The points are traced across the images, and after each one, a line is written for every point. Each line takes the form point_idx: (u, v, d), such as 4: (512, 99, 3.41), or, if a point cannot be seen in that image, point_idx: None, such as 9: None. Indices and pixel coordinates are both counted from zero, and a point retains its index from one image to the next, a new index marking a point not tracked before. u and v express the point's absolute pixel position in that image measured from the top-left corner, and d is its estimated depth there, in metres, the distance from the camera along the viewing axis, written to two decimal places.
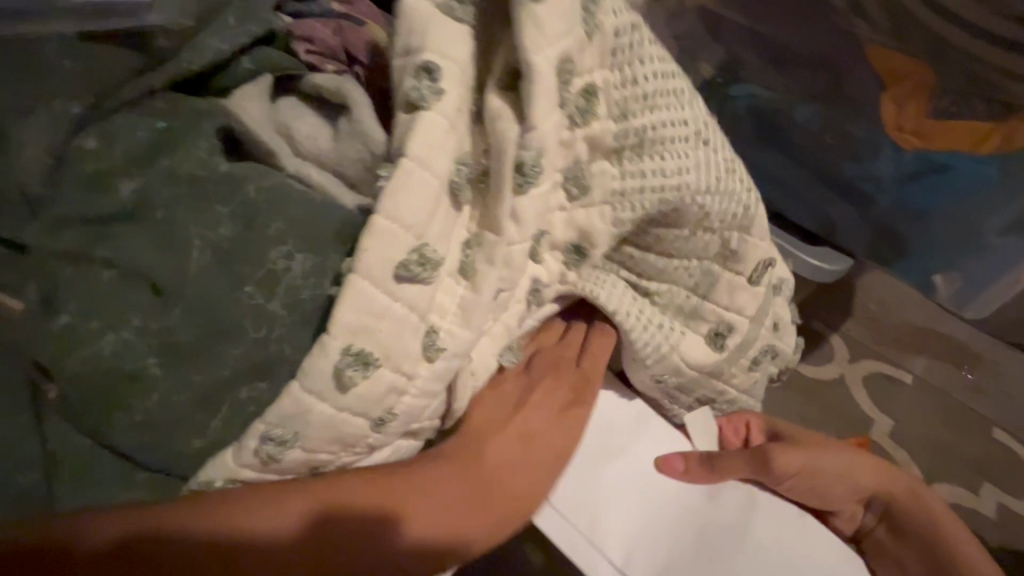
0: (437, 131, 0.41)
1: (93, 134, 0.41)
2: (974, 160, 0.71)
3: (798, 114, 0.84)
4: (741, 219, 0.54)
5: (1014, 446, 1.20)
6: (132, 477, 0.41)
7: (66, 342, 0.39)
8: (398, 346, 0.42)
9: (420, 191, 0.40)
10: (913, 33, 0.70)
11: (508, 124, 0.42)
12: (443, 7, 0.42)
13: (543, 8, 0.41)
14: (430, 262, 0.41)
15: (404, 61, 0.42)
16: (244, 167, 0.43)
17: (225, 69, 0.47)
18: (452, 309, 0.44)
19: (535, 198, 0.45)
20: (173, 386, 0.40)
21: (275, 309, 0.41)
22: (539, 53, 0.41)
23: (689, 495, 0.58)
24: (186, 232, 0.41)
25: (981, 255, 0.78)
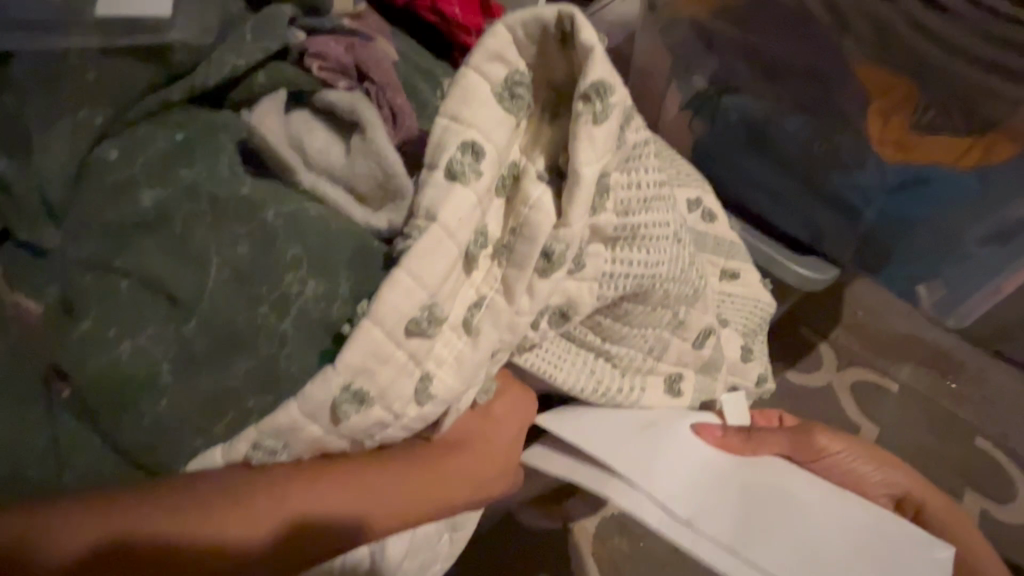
0: (466, 206, 0.44)
1: (114, 147, 0.44)
2: (954, 175, 0.76)
3: (787, 123, 0.85)
4: (691, 296, 0.58)
5: (997, 452, 1.23)
6: (134, 475, 0.42)
7: (86, 349, 0.40)
8: (394, 387, 0.44)
9: (439, 253, 0.43)
10: (899, 53, 0.73)
11: (545, 213, 0.45)
12: (498, 97, 0.45)
13: (600, 129, 0.44)
14: (437, 318, 0.44)
15: (454, 126, 0.44)
16: (263, 190, 0.45)
17: (241, 82, 0.49)
18: (448, 359, 0.46)
19: (556, 281, 0.47)
20: (185, 393, 0.42)
21: (286, 330, 0.43)
22: (586, 167, 0.44)
23: (723, 461, 0.63)
24: (204, 248, 0.43)
25: (963, 262, 0.84)
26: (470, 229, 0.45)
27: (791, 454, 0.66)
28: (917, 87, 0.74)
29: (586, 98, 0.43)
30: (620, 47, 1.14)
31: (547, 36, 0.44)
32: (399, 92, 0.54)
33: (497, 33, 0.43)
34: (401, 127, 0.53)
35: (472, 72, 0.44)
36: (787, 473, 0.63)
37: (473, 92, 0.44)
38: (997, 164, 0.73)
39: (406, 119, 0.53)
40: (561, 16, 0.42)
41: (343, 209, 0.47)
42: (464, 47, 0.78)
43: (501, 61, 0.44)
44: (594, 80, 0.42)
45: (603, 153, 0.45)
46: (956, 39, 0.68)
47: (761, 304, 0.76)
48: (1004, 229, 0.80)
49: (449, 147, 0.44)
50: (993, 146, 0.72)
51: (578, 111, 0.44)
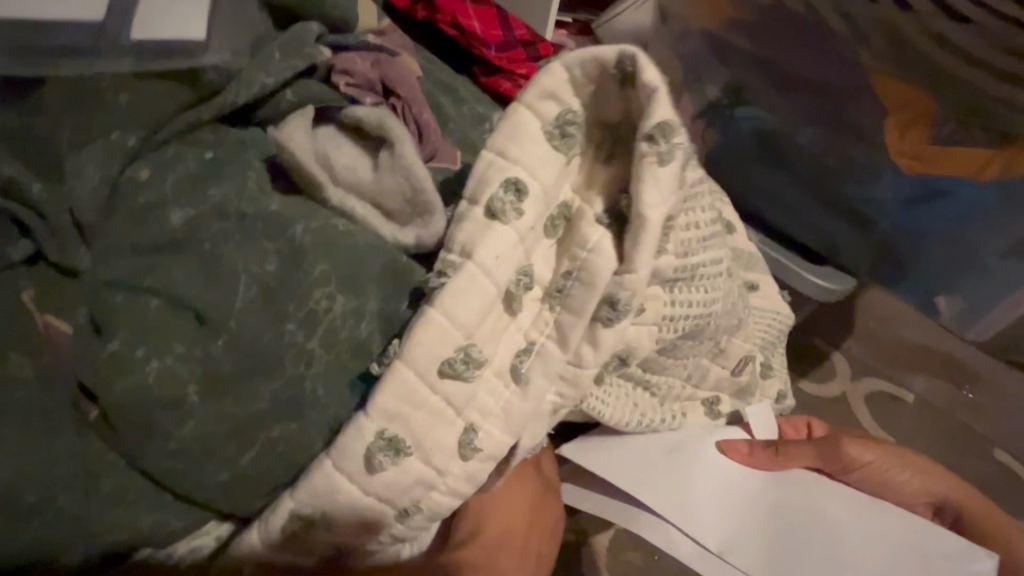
0: (506, 244, 0.44)
1: (145, 165, 0.44)
2: (973, 186, 0.75)
3: (801, 138, 0.86)
4: (733, 325, 0.59)
5: (1015, 465, 1.21)
6: (161, 499, 0.43)
7: (112, 370, 0.40)
8: (429, 437, 0.43)
9: (473, 291, 0.43)
10: (914, 63, 0.71)
11: (606, 258, 0.44)
12: (547, 134, 0.44)
13: (666, 171, 0.42)
14: (475, 360, 0.43)
15: (498, 161, 0.44)
16: (292, 207, 0.45)
17: (268, 100, 0.49)
18: (494, 410, 0.46)
19: (618, 331, 0.46)
20: (211, 414, 0.41)
21: (314, 348, 0.43)
22: (653, 209, 0.42)
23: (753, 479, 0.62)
24: (233, 267, 0.42)
25: (982, 276, 0.82)
26: (509, 268, 0.44)
27: (825, 467, 0.64)
28: (934, 104, 0.73)
29: (647, 141, 0.42)
30: None
31: (604, 75, 0.43)
32: (423, 107, 0.55)
33: (553, 72, 0.43)
34: (426, 142, 0.54)
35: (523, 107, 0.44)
36: (817, 488, 0.62)
37: (522, 128, 0.44)
38: (1016, 175, 0.72)
39: (432, 134, 0.54)
40: (622, 57, 0.41)
41: (370, 226, 0.47)
42: (483, 59, 0.78)
43: (555, 100, 0.44)
44: (659, 124, 0.41)
45: (670, 194, 0.43)
46: (977, 52, 0.65)
47: (778, 315, 0.75)
48: (1017, 246, 0.77)
49: (494, 186, 0.44)
50: (1015, 156, 0.70)
51: (643, 152, 0.42)
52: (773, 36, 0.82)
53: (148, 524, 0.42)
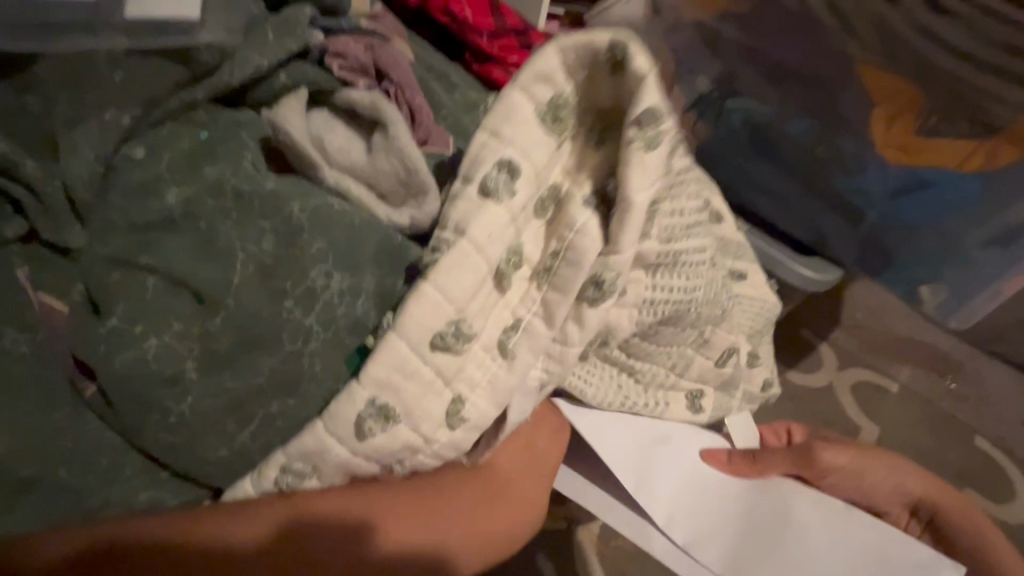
0: (498, 222, 0.44)
1: (140, 145, 0.45)
2: (958, 177, 0.78)
3: (791, 127, 0.88)
4: (719, 315, 0.58)
5: (995, 453, 1.24)
6: (157, 476, 0.43)
7: (112, 346, 0.40)
8: (420, 405, 0.44)
9: (465, 268, 0.44)
10: (903, 55, 0.72)
11: (589, 239, 0.45)
12: (541, 115, 0.45)
13: (652, 157, 0.43)
14: (465, 334, 0.44)
15: (491, 144, 0.45)
16: (288, 186, 0.45)
17: (262, 82, 0.49)
18: (482, 381, 0.46)
19: (606, 310, 0.46)
20: (208, 390, 0.42)
21: (311, 325, 0.44)
22: (638, 195, 0.43)
23: (734, 488, 0.62)
24: (229, 245, 0.43)
25: (964, 268, 0.86)
26: (502, 246, 0.45)
27: (804, 476, 0.64)
28: (922, 95, 0.75)
29: (637, 127, 0.42)
30: None
31: (596, 63, 0.42)
32: (416, 91, 0.56)
33: (547, 54, 0.42)
34: (420, 126, 0.55)
35: (517, 90, 0.44)
36: (792, 495, 0.62)
37: (515, 110, 0.44)
38: (1000, 167, 0.75)
39: (425, 118, 0.55)
40: (614, 44, 0.41)
41: (366, 205, 0.48)
42: (474, 47, 0.78)
43: (548, 83, 0.44)
44: (646, 109, 0.42)
45: (656, 176, 0.43)
46: (960, 44, 0.66)
47: (765, 303, 0.75)
48: (998, 237, 0.81)
49: (488, 165, 0.44)
50: (997, 148, 0.74)
51: (631, 139, 0.43)
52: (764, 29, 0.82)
53: (145, 500, 0.43)
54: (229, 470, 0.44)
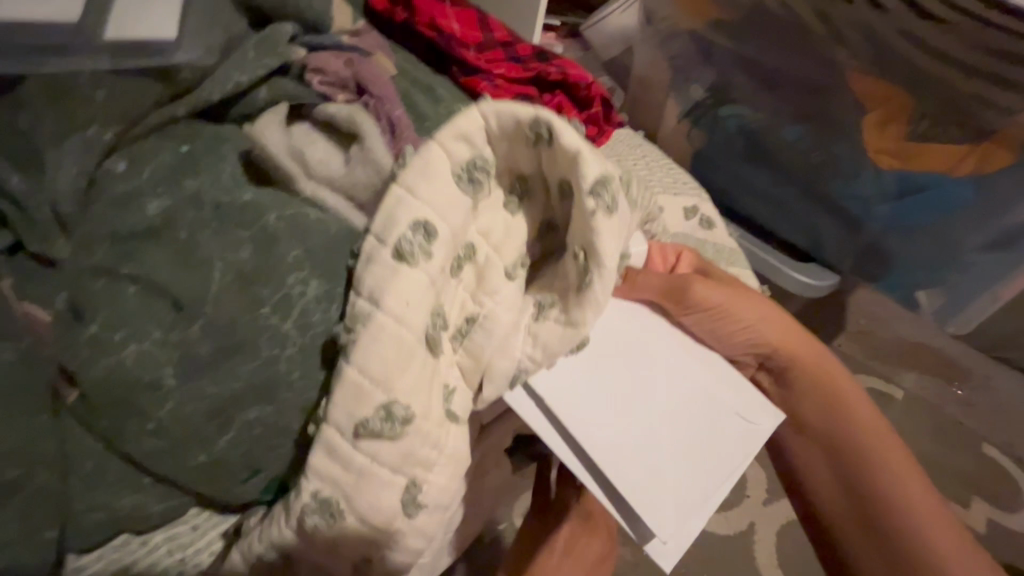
0: (395, 350, 0.44)
1: (121, 160, 0.46)
2: (949, 182, 0.79)
3: (786, 132, 0.91)
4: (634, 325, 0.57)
5: (1004, 460, 1.22)
6: (139, 482, 0.44)
7: (92, 352, 0.42)
8: (362, 412, 0.44)
9: (393, 342, 0.44)
10: (894, 63, 0.76)
11: (546, 328, 0.49)
12: (459, 179, 0.47)
13: (609, 222, 0.47)
14: (398, 417, 0.45)
15: (398, 221, 0.46)
16: (266, 196, 0.48)
17: (245, 98, 0.53)
18: (431, 407, 0.46)
19: (513, 317, 0.49)
20: (185, 396, 0.43)
21: (288, 330, 0.45)
22: (607, 257, 0.48)
23: (638, 349, 0.56)
24: (208, 255, 0.44)
25: (964, 271, 0.86)
26: (420, 311, 0.45)
27: (667, 305, 0.58)
28: (912, 101, 0.78)
29: (590, 195, 0.47)
30: (619, 58, 1.16)
31: (520, 131, 0.48)
32: (395, 105, 0.57)
33: (470, 115, 0.47)
34: (399, 137, 0.55)
35: (435, 144, 0.47)
36: (650, 332, 0.57)
37: (434, 168, 0.46)
38: (994, 169, 0.76)
39: (400, 128, 0.56)
40: (538, 118, 0.46)
41: (340, 215, 0.50)
42: (461, 61, 0.80)
43: (467, 143, 0.47)
44: (596, 179, 0.47)
45: (618, 237, 0.48)
46: (951, 50, 0.71)
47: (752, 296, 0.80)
48: (997, 239, 0.81)
49: (401, 227, 0.45)
50: (991, 149, 0.75)
51: (588, 206, 0.47)
52: (760, 36, 0.87)
53: (127, 505, 0.44)
54: (207, 478, 0.45)
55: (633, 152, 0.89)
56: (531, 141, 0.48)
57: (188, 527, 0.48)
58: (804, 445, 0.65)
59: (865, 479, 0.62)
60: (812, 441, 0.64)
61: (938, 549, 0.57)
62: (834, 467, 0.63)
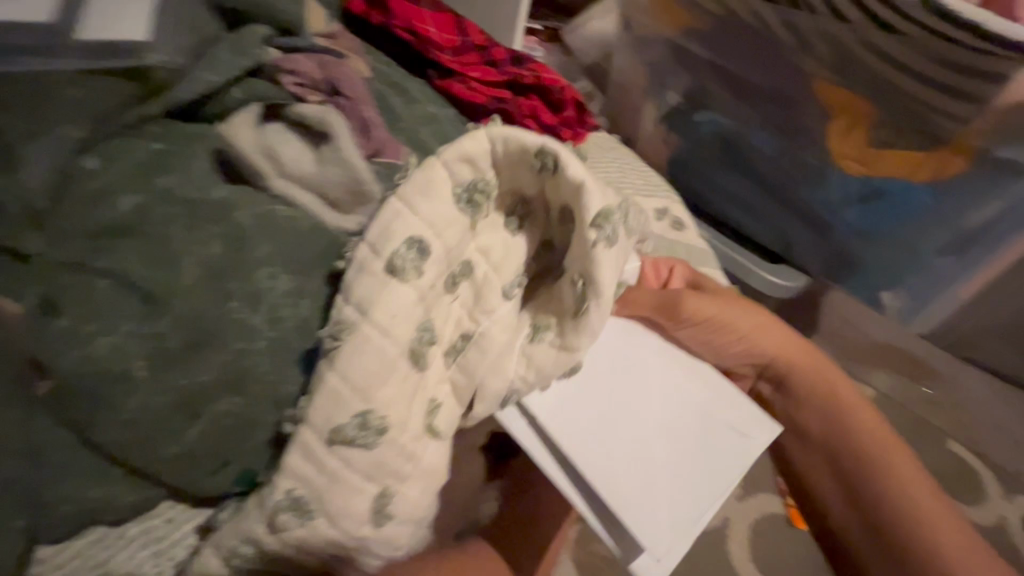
0: (376, 360, 0.47)
1: (95, 157, 0.47)
2: (906, 187, 0.83)
3: (755, 138, 0.96)
4: (626, 354, 0.58)
5: (962, 454, 1.25)
6: (106, 474, 0.46)
7: (62, 344, 0.42)
8: (333, 416, 0.46)
9: (371, 351, 0.47)
10: (855, 73, 0.79)
11: (540, 351, 0.51)
12: (457, 198, 0.51)
13: (608, 253, 0.50)
14: (373, 428, 0.47)
15: (388, 236, 0.48)
16: (239, 195, 0.49)
17: (217, 96, 0.54)
18: (410, 413, 0.49)
19: (495, 330, 0.52)
20: (155, 388, 0.44)
21: (258, 324, 0.47)
22: (603, 282, 0.50)
23: (635, 367, 0.58)
24: (179, 251, 0.46)
25: (923, 272, 0.91)
26: (405, 321, 0.48)
27: (659, 319, 0.61)
28: (874, 109, 0.81)
29: (589, 225, 0.50)
30: (597, 61, 1.19)
31: (525, 158, 0.51)
32: (367, 107, 0.60)
33: (477, 140, 0.50)
34: (370, 137, 0.59)
35: (436, 161, 0.50)
36: (642, 351, 0.59)
37: (433, 185, 0.50)
38: (948, 175, 0.79)
39: (372, 128, 0.59)
40: (544, 149, 0.50)
41: (312, 212, 0.52)
42: (437, 63, 0.82)
43: (469, 165, 0.51)
44: (597, 212, 0.50)
45: (616, 269, 0.51)
46: (909, 63, 0.74)
47: None
48: (951, 245, 0.86)
49: (394, 240, 0.48)
50: (943, 158, 0.79)
51: (588, 238, 0.50)
52: (726, 46, 0.91)
53: (95, 495, 0.45)
54: (176, 467, 0.47)
55: (610, 159, 0.90)
56: (536, 164, 0.51)
57: (163, 519, 0.50)
58: (804, 450, 0.70)
59: (863, 478, 0.65)
60: (811, 447, 0.69)
61: (944, 551, 0.59)
62: (833, 474, 0.67)
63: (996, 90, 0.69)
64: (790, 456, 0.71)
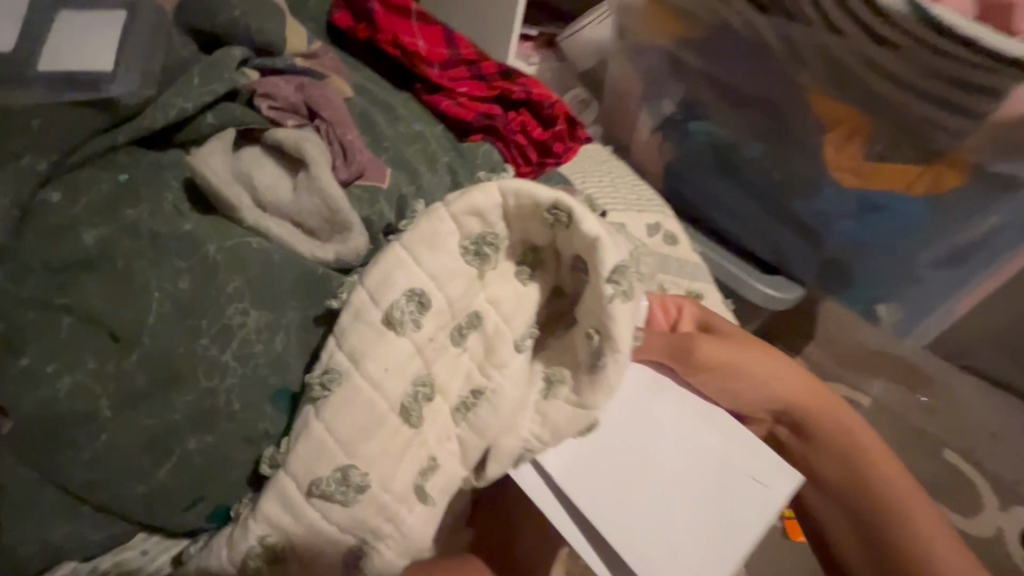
0: (364, 416, 0.45)
1: (57, 190, 0.47)
2: (902, 202, 0.82)
3: (750, 149, 0.94)
4: (641, 405, 0.53)
5: (960, 464, 1.22)
6: (72, 512, 0.44)
7: (22, 386, 0.41)
8: (312, 467, 0.45)
9: (356, 404, 0.45)
10: (851, 87, 0.78)
11: (557, 413, 0.47)
12: (465, 250, 0.48)
13: (626, 311, 0.46)
14: (353, 485, 0.45)
15: (387, 288, 0.47)
16: (205, 228, 0.47)
17: (188, 124, 0.53)
18: (395, 472, 0.46)
19: (505, 388, 0.48)
20: (120, 429, 0.42)
21: (227, 361, 0.45)
22: (620, 342, 0.46)
23: (646, 419, 0.52)
24: (145, 286, 0.44)
25: (914, 284, 0.92)
26: (400, 377, 0.47)
27: (672, 365, 0.57)
28: (868, 123, 0.80)
29: (608, 281, 0.45)
30: (595, 69, 1.17)
31: (537, 211, 0.47)
32: (348, 129, 0.59)
33: (486, 193, 0.47)
34: (351, 161, 0.58)
35: (443, 210, 0.48)
36: (658, 402, 0.53)
37: (438, 236, 0.47)
38: (942, 189, 0.79)
39: (352, 151, 0.58)
40: (558, 203, 0.46)
41: (287, 245, 0.50)
42: (426, 78, 0.81)
43: (478, 217, 0.48)
44: (616, 267, 0.46)
45: (633, 322, 0.46)
46: (913, 79, 0.72)
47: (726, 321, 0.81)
48: (947, 256, 0.87)
49: (393, 290, 0.47)
50: (940, 172, 0.78)
51: (605, 292, 0.46)
52: (721, 56, 0.89)
53: (61, 537, 0.43)
54: (144, 508, 0.45)
55: (599, 174, 0.89)
56: (547, 217, 0.47)
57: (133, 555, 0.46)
58: (826, 504, 0.61)
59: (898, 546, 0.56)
60: (836, 503, 0.60)
61: None
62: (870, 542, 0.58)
63: (996, 104, 0.68)
64: (811, 508, 0.63)
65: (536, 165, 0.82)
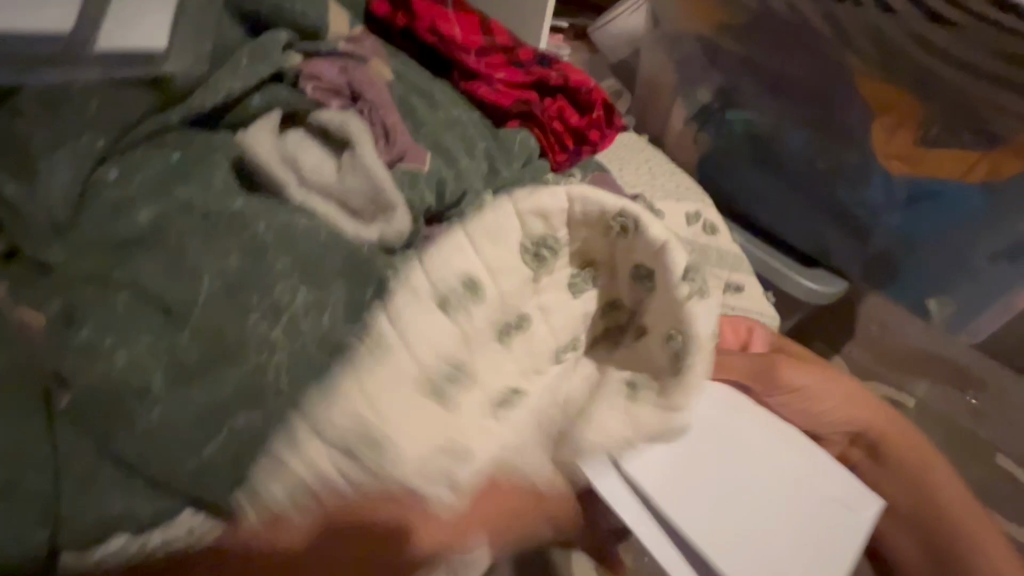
0: (407, 388, 0.42)
1: (114, 168, 0.49)
2: (959, 188, 0.78)
3: (791, 138, 0.90)
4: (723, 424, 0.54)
5: (1015, 470, 1.15)
6: None
7: (83, 357, 0.42)
8: (335, 437, 0.39)
9: (396, 371, 0.42)
10: (902, 69, 0.75)
11: (641, 411, 0.47)
12: (528, 251, 0.49)
13: (703, 307, 0.48)
14: (378, 457, 0.39)
15: (439, 265, 0.45)
16: (254, 207, 0.48)
17: (237, 105, 0.55)
18: (428, 455, 0.41)
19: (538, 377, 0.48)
20: (173, 405, 0.43)
21: (276, 337, 0.45)
22: (700, 335, 0.47)
23: (733, 439, 0.54)
24: (197, 264, 0.45)
25: (974, 279, 0.84)
26: (438, 355, 0.44)
27: (753, 386, 0.60)
28: (922, 106, 0.77)
29: (684, 283, 0.48)
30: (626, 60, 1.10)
31: (602, 221, 0.50)
32: (390, 112, 0.61)
33: (557, 198, 0.49)
34: (391, 143, 0.59)
35: (509, 204, 0.48)
36: (744, 421, 0.56)
37: (495, 228, 0.47)
38: (1002, 177, 0.74)
39: (394, 135, 0.59)
40: (624, 211, 0.49)
41: (331, 221, 0.52)
42: (462, 66, 0.81)
43: (541, 219, 0.49)
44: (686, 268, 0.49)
45: (710, 322, 0.48)
46: (973, 59, 0.67)
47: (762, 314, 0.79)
48: (1012, 248, 0.79)
49: (451, 270, 0.45)
50: (1000, 159, 0.74)
51: (680, 291, 0.48)
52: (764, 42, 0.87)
53: None
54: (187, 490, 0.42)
55: (632, 165, 0.87)
56: (609, 230, 0.50)
57: None
58: (897, 530, 0.63)
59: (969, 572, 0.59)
60: (908, 530, 0.62)
61: None
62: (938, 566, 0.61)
63: None
64: (880, 533, 0.64)
65: (571, 153, 0.80)
